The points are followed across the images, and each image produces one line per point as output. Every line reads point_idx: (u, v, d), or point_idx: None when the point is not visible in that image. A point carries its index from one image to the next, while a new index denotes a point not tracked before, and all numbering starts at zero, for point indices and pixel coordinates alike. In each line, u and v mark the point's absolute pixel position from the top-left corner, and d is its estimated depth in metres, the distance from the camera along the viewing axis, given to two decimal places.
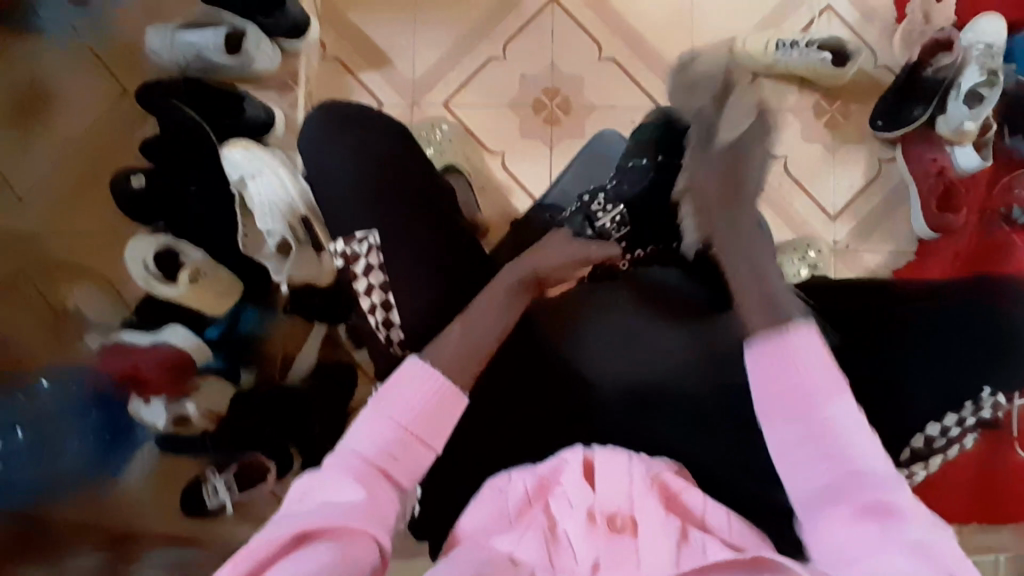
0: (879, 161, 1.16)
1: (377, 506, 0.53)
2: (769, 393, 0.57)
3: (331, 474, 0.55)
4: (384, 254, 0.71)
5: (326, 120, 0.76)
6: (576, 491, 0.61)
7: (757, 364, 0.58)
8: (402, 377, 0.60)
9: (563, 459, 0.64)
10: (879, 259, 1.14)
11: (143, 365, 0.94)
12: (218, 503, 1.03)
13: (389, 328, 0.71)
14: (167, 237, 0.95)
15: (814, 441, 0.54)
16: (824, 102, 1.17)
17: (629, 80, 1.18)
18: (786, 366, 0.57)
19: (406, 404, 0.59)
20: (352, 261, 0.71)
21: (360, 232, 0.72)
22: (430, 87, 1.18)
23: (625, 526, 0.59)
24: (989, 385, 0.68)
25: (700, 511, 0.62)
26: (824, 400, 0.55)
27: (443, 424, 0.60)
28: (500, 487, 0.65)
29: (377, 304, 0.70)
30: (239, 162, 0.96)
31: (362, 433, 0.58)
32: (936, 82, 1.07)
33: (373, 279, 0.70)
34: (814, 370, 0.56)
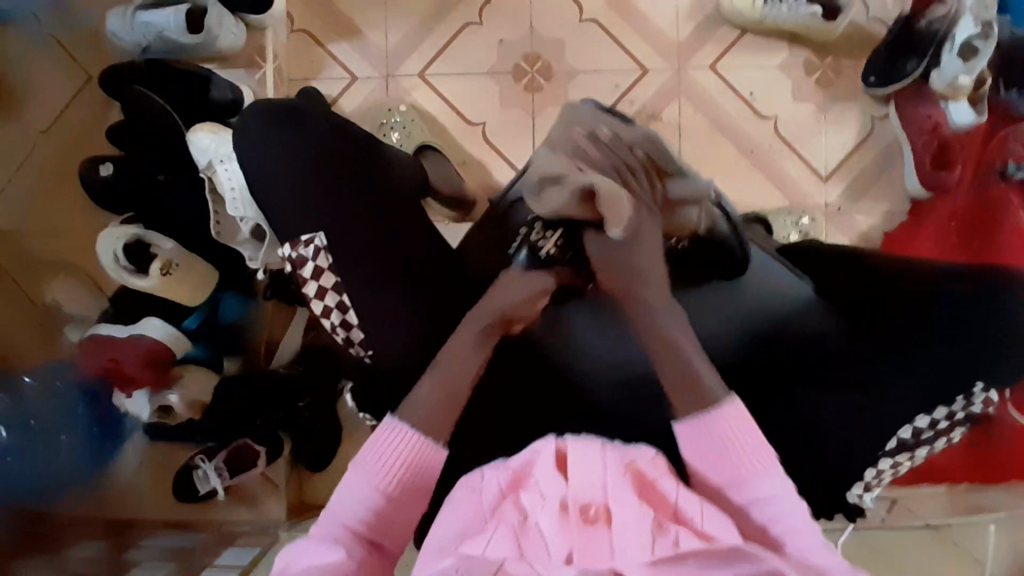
0: (872, 119, 1.12)
1: (353, 567, 0.59)
2: (697, 457, 0.66)
3: (314, 539, 0.61)
4: (330, 255, 0.73)
5: (263, 120, 0.78)
6: (548, 482, 0.61)
7: (687, 435, 0.67)
8: (380, 437, 0.66)
9: (535, 452, 0.65)
10: (872, 221, 1.12)
11: (126, 361, 0.93)
12: (209, 488, 1.05)
13: (348, 330, 0.74)
14: (136, 230, 0.93)
15: (732, 493, 0.64)
16: (815, 58, 1.12)
17: (612, 42, 1.13)
18: (714, 439, 0.65)
19: (379, 468, 0.65)
20: (300, 265, 0.74)
21: (305, 235, 0.74)
22: (404, 58, 1.14)
23: (598, 515, 0.59)
24: (981, 381, 0.70)
25: (673, 498, 0.61)
26: (745, 471, 0.63)
27: (422, 482, 0.67)
28: (474, 487, 0.66)
29: (331, 307, 0.74)
30: (207, 146, 0.93)
31: (344, 497, 0.64)
32: (929, 34, 1.00)
33: (323, 282, 0.73)
34: (741, 448, 0.64)
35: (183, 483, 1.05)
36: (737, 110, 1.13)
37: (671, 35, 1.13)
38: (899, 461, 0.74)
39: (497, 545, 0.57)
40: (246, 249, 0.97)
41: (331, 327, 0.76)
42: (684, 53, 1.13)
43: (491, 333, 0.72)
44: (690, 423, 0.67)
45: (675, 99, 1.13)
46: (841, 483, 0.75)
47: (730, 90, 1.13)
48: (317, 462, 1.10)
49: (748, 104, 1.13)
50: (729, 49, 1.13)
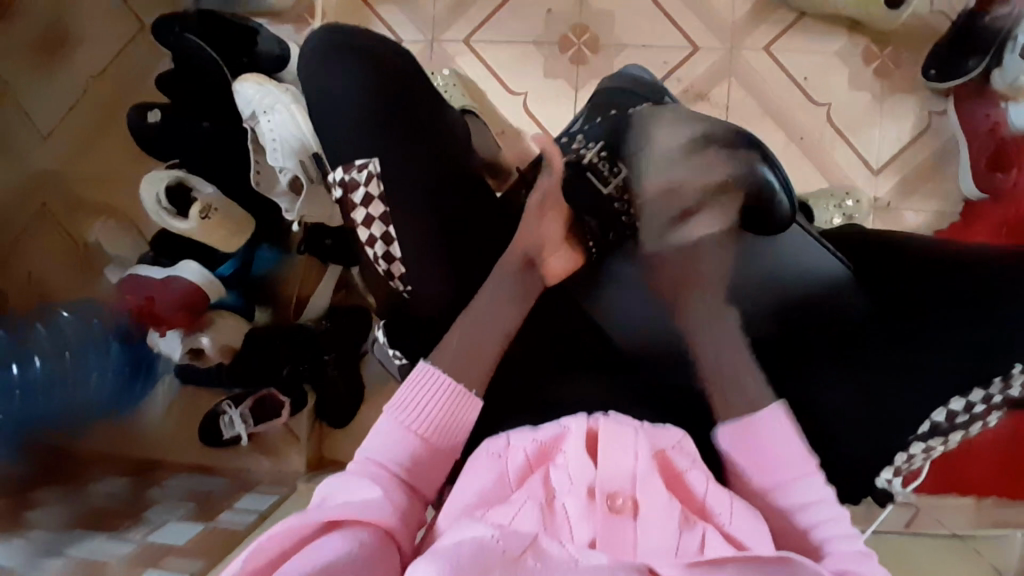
0: (929, 114, 1.07)
1: (396, 507, 0.58)
2: (740, 460, 0.68)
3: (355, 475, 0.60)
4: (384, 184, 0.70)
5: (325, 46, 0.72)
6: (578, 466, 0.61)
7: (729, 440, 0.70)
8: (416, 382, 0.67)
9: (565, 429, 0.65)
10: (923, 219, 1.07)
11: (158, 301, 0.94)
12: (234, 434, 1.07)
13: (390, 263, 0.72)
14: (179, 172, 0.95)
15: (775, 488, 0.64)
16: (875, 46, 1.08)
17: (663, 17, 1.10)
18: (754, 440, 0.68)
19: (419, 416, 0.65)
20: (351, 189, 0.70)
21: (360, 159, 0.70)
22: (452, 23, 1.13)
23: (625, 506, 0.58)
24: (1018, 362, 0.68)
25: (701, 492, 0.61)
26: (791, 468, 0.65)
27: (452, 434, 0.67)
28: (499, 453, 0.65)
29: (377, 237, 0.71)
30: (251, 96, 0.94)
31: (380, 438, 0.64)
32: (992, 32, 0.98)
33: (373, 210, 0.70)
34: (783, 447, 0.67)
35: (208, 428, 1.07)
36: (790, 94, 1.09)
37: (725, 15, 1.10)
38: (933, 446, 0.72)
39: (525, 519, 0.57)
40: (283, 201, 0.98)
41: (373, 257, 0.73)
42: (737, 34, 1.10)
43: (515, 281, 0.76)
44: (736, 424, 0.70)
45: (724, 80, 1.10)
46: (866, 476, 0.73)
47: (784, 74, 1.10)
48: (338, 416, 1.11)
49: (801, 89, 1.09)
50: (786, 31, 1.09)
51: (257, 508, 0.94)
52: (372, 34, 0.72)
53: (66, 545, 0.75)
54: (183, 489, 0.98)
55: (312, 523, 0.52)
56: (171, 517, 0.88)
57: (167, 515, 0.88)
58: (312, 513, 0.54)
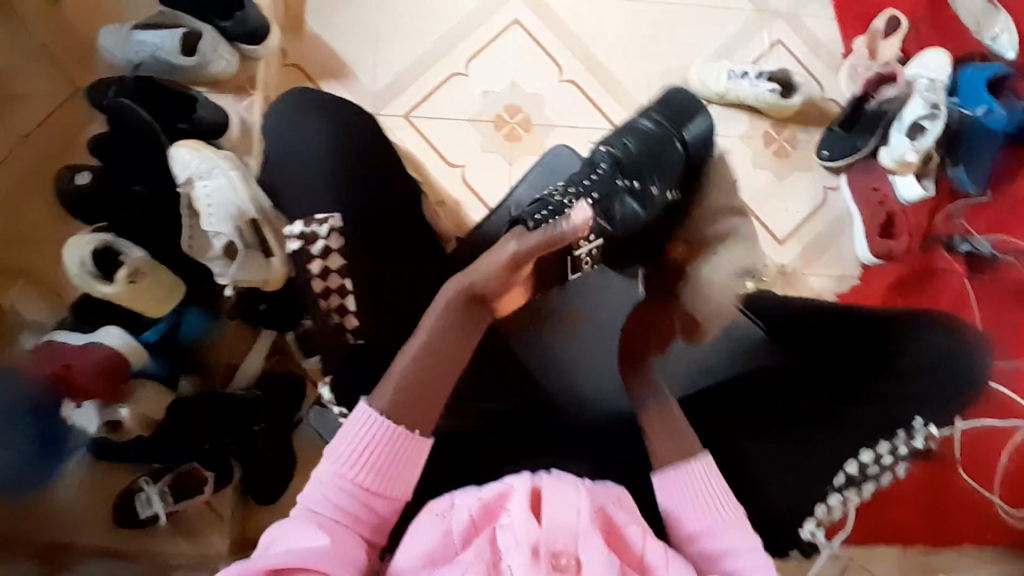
0: (824, 188, 1.19)
1: (342, 554, 0.58)
2: (673, 507, 0.67)
3: (303, 521, 0.60)
4: (343, 238, 0.74)
5: (298, 107, 0.80)
6: (522, 525, 0.61)
7: (663, 487, 0.67)
8: (355, 424, 0.63)
9: (509, 486, 0.64)
10: (826, 283, 1.16)
11: (78, 369, 0.86)
12: (150, 514, 0.98)
13: (344, 315, 0.74)
14: (107, 237, 0.91)
15: (708, 540, 0.64)
16: (774, 130, 1.20)
17: (587, 100, 1.20)
18: (689, 486, 0.66)
19: (357, 460, 0.62)
20: (310, 241, 0.74)
21: (320, 214, 0.75)
22: (391, 98, 1.19)
23: (569, 565, 0.60)
24: (920, 416, 0.76)
25: (640, 548, 0.63)
26: (725, 515, 0.65)
27: (400, 476, 0.63)
28: (442, 511, 0.65)
29: (332, 289, 0.74)
30: (189, 161, 0.95)
31: (318, 486, 0.61)
32: (879, 113, 1.13)
33: (330, 262, 0.73)
34: (713, 497, 0.66)
35: (122, 508, 0.98)
36: None
37: (644, 99, 1.20)
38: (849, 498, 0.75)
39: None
40: (215, 266, 0.96)
41: (325, 308, 0.74)
42: None
43: (473, 309, 0.70)
44: (663, 475, 0.68)
45: None
46: (794, 526, 0.74)
47: None
48: (270, 491, 1.06)
49: None
50: None
51: None
52: (348, 109, 0.81)
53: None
54: None
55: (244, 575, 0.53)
56: None
57: None
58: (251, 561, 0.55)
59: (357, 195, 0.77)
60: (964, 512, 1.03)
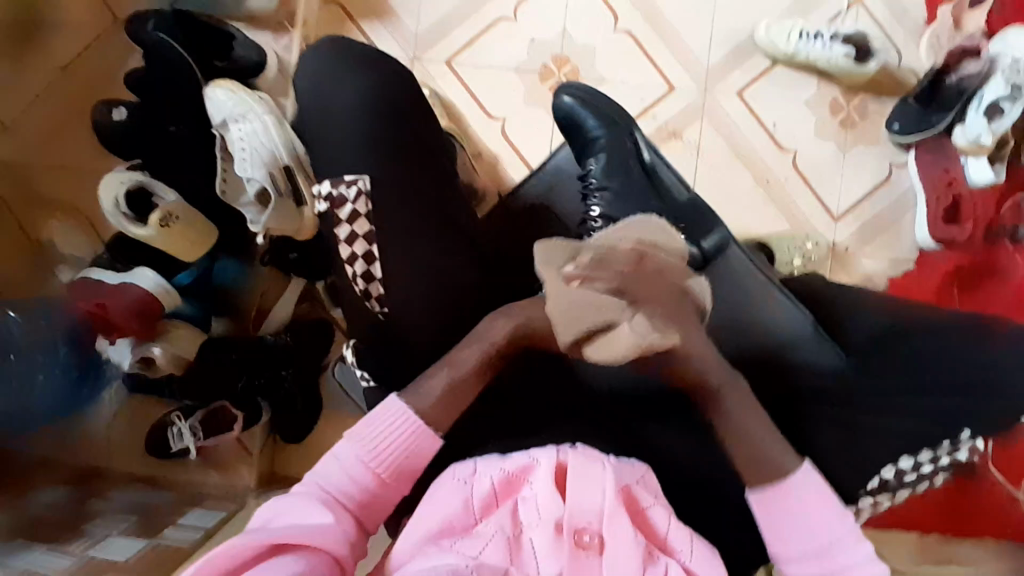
0: (891, 165, 1.11)
1: (343, 535, 0.58)
2: (780, 527, 0.61)
3: (308, 497, 0.59)
4: (370, 202, 0.73)
5: (339, 59, 0.77)
6: (546, 500, 0.62)
7: (762, 506, 0.62)
8: (383, 413, 0.63)
9: (534, 460, 0.64)
10: (880, 265, 1.10)
11: (112, 308, 0.88)
12: (182, 447, 1.03)
13: (369, 282, 0.72)
14: (140, 176, 0.90)
15: (808, 534, 0.60)
16: (842, 98, 1.11)
17: (641, 54, 1.12)
18: (787, 507, 0.61)
19: (374, 446, 0.62)
20: (338, 205, 0.72)
21: (350, 174, 0.73)
22: (433, 42, 1.14)
23: (592, 543, 0.61)
24: (970, 428, 0.70)
25: (663, 530, 0.64)
26: (834, 508, 0.61)
27: (414, 469, 0.63)
28: (464, 479, 0.65)
29: (357, 255, 0.72)
30: (224, 102, 0.93)
31: (335, 462, 0.61)
32: (958, 89, 1.02)
33: (357, 226, 0.72)
34: (820, 507, 0.61)
35: (157, 439, 1.03)
36: (759, 139, 1.11)
37: (702, 55, 1.12)
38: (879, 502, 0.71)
39: (492, 554, 0.60)
40: (248, 212, 0.95)
41: (351, 276, 0.73)
42: (715, 75, 1.12)
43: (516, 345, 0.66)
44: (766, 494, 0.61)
45: (696, 120, 1.12)
46: None
47: (753, 119, 1.12)
48: (298, 428, 1.08)
49: (770, 135, 1.12)
50: (758, 78, 1.12)
51: (204, 524, 0.93)
52: (386, 63, 0.77)
53: (7, 558, 0.75)
54: (127, 502, 0.96)
55: (254, 545, 0.53)
56: (112, 530, 0.88)
57: (108, 528, 0.88)
58: (256, 534, 0.55)
59: (387, 158, 0.73)
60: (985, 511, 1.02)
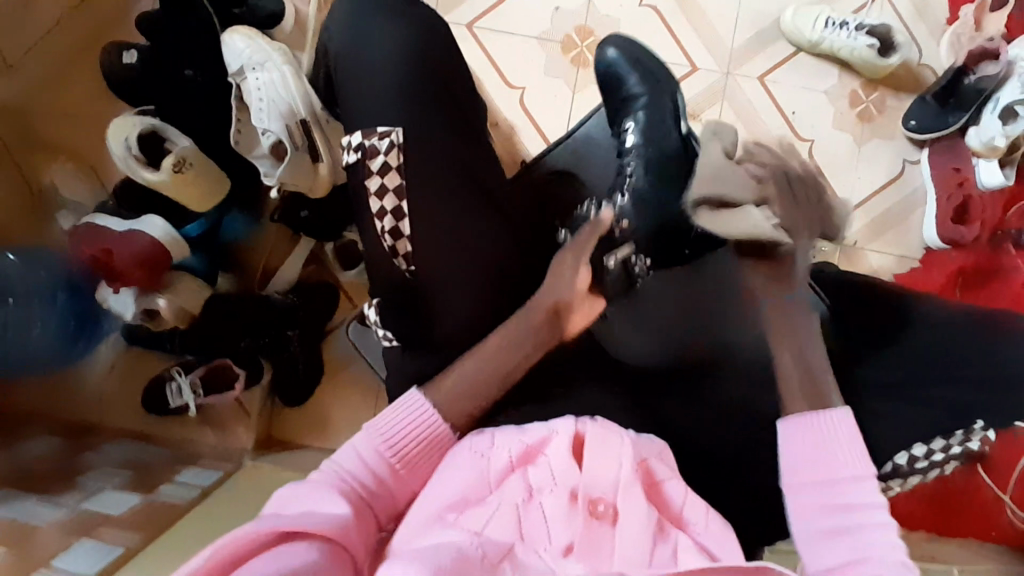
0: (904, 161, 1.12)
1: (357, 526, 0.55)
2: (799, 455, 0.61)
3: (320, 487, 0.56)
4: (403, 154, 0.69)
5: (378, 2, 0.73)
6: (563, 467, 0.60)
7: (788, 432, 0.62)
8: (398, 405, 0.64)
9: (553, 431, 0.63)
10: (885, 260, 1.11)
11: (119, 254, 0.86)
12: (181, 404, 1.00)
13: (397, 239, 0.70)
14: (154, 121, 0.88)
15: (826, 494, 0.58)
16: (862, 90, 1.11)
17: (666, 32, 1.11)
18: (816, 441, 0.61)
19: (392, 435, 0.62)
20: (369, 156, 0.69)
21: (383, 127, 0.70)
22: (456, 6, 1.12)
23: (605, 514, 0.58)
24: (981, 420, 0.67)
25: (678, 504, 0.61)
26: (848, 471, 0.58)
27: (424, 473, 0.63)
28: (481, 451, 0.63)
29: (387, 211, 0.70)
30: (241, 50, 0.90)
31: (351, 454, 0.61)
32: (975, 90, 1.03)
33: (387, 181, 0.70)
34: (845, 446, 0.60)
35: (152, 395, 1.02)
36: (777, 127, 1.12)
37: (726, 39, 1.12)
38: (891, 488, 0.69)
39: (502, 521, 0.57)
40: (261, 165, 0.92)
41: (379, 230, 0.71)
42: (737, 58, 1.12)
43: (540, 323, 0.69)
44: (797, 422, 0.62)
45: (717, 103, 1.12)
46: None
47: (772, 105, 1.12)
48: (295, 396, 1.06)
49: (788, 123, 1.12)
50: (780, 64, 1.12)
51: (199, 483, 0.90)
52: (424, 10, 0.74)
53: None
54: (121, 456, 0.93)
55: (263, 534, 0.48)
56: (107, 484, 0.85)
57: (102, 482, 0.85)
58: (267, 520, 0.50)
59: (416, 112, 0.71)
60: (971, 505, 1.04)
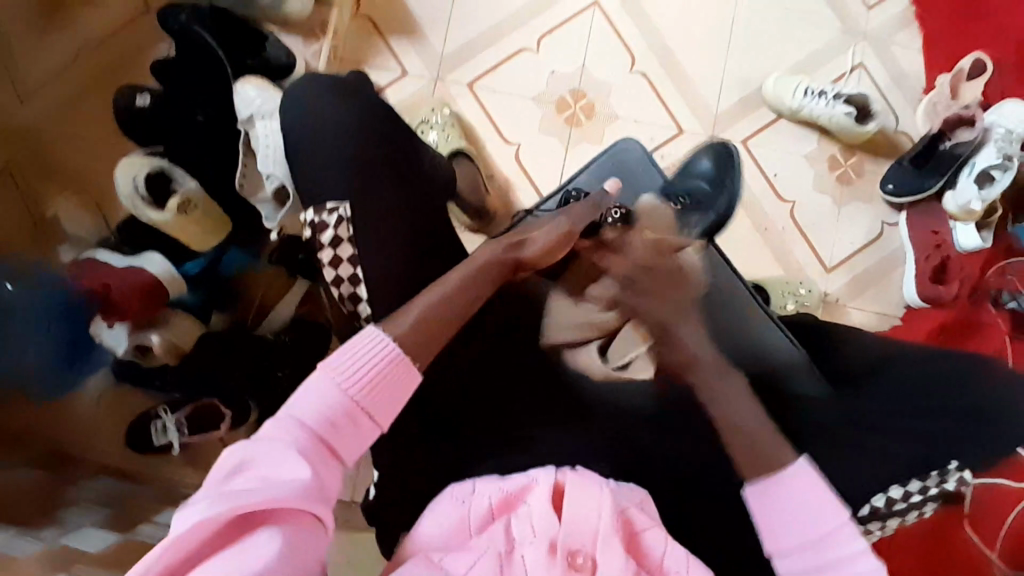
0: (882, 223, 1.16)
1: (323, 484, 0.51)
2: (774, 521, 0.60)
3: (280, 441, 0.52)
4: (352, 228, 0.70)
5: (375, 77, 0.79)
6: (542, 518, 0.59)
7: (756, 503, 0.61)
8: (356, 342, 0.58)
9: (533, 481, 0.63)
10: (866, 318, 1.14)
11: (117, 286, 0.88)
12: (165, 442, 1.00)
13: (356, 303, 0.71)
14: (163, 163, 0.91)
15: (811, 552, 0.58)
16: (841, 155, 1.17)
17: (655, 96, 1.17)
18: (788, 499, 0.60)
19: (354, 376, 0.56)
20: (320, 230, 0.71)
21: (331, 202, 0.71)
22: (458, 64, 1.17)
23: (585, 565, 0.57)
24: (956, 458, 0.67)
25: (660, 552, 0.60)
26: (827, 525, 0.58)
27: (390, 401, 0.58)
28: (464, 498, 0.64)
29: (342, 278, 0.70)
30: (252, 99, 0.93)
31: (309, 397, 0.55)
32: (952, 155, 1.09)
33: (340, 251, 0.70)
34: (818, 501, 0.59)
35: (138, 433, 1.01)
36: (760, 187, 1.16)
37: (713, 103, 1.18)
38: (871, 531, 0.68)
39: (482, 570, 0.56)
40: (263, 208, 0.96)
41: (339, 295, 0.72)
42: (724, 120, 1.17)
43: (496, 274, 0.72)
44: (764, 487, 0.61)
45: None
46: None
47: (756, 166, 1.17)
48: None
49: (770, 184, 1.17)
50: (764, 128, 1.17)
51: None
52: None
53: None
54: (101, 493, 0.92)
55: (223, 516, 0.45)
56: (86, 520, 0.84)
57: (82, 518, 0.84)
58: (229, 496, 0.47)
59: (417, 155, 0.74)
60: (960, 562, 1.03)
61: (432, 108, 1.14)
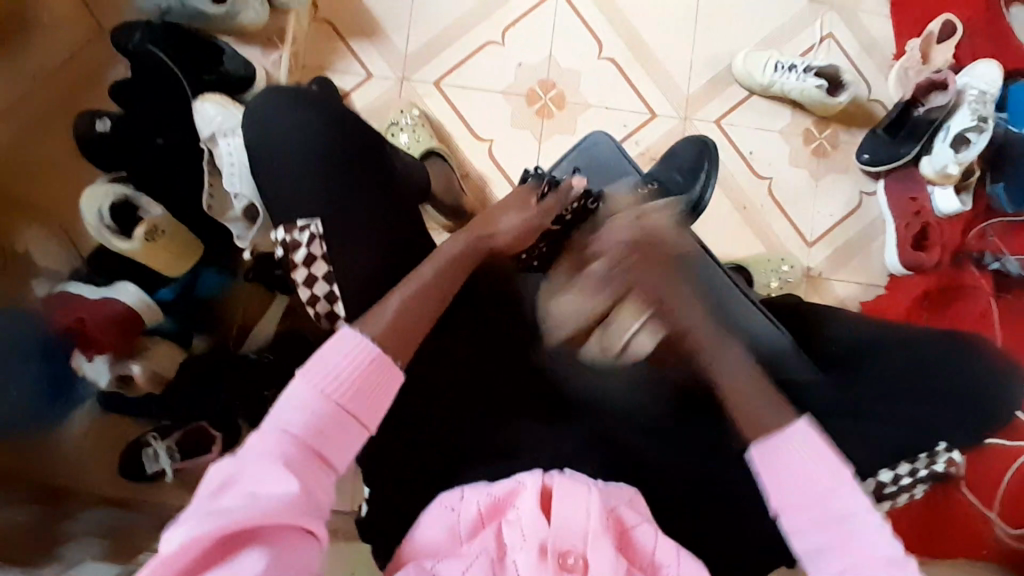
0: (861, 193, 1.16)
1: (312, 494, 0.50)
2: (780, 478, 0.59)
3: (263, 454, 0.51)
4: (325, 244, 0.68)
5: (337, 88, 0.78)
6: (531, 522, 0.58)
7: (763, 458, 0.60)
8: (334, 343, 0.57)
9: (520, 482, 0.61)
10: (850, 290, 1.14)
11: (91, 322, 0.87)
12: (158, 469, 1.00)
13: (334, 321, 0.70)
14: (126, 190, 0.89)
15: (817, 514, 0.56)
16: (815, 128, 1.16)
17: (624, 81, 1.16)
18: (793, 457, 0.59)
19: (335, 379, 0.55)
20: (292, 249, 0.68)
21: (301, 220, 0.68)
22: (423, 63, 1.15)
23: (576, 566, 0.57)
24: (944, 440, 0.68)
25: (651, 549, 0.60)
26: (831, 483, 0.57)
27: (377, 402, 0.57)
28: (452, 505, 0.62)
29: (319, 296, 0.68)
30: (213, 117, 0.92)
31: (291, 405, 0.53)
32: (926, 121, 1.07)
33: (315, 269, 0.68)
34: (822, 463, 0.58)
35: (128, 462, 1.01)
36: (736, 165, 1.15)
37: (684, 84, 1.16)
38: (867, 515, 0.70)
39: None
40: (235, 227, 0.94)
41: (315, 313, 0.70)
42: (696, 101, 1.16)
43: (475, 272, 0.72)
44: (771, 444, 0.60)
45: None
46: None
47: (731, 145, 1.15)
48: None
49: (747, 162, 1.15)
50: (736, 106, 1.16)
51: None
52: None
53: None
54: (97, 525, 0.92)
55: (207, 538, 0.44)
56: (85, 555, 0.84)
57: (81, 552, 0.84)
58: (213, 517, 0.45)
59: (382, 169, 0.73)
60: (955, 526, 1.04)
61: (400, 110, 1.11)
